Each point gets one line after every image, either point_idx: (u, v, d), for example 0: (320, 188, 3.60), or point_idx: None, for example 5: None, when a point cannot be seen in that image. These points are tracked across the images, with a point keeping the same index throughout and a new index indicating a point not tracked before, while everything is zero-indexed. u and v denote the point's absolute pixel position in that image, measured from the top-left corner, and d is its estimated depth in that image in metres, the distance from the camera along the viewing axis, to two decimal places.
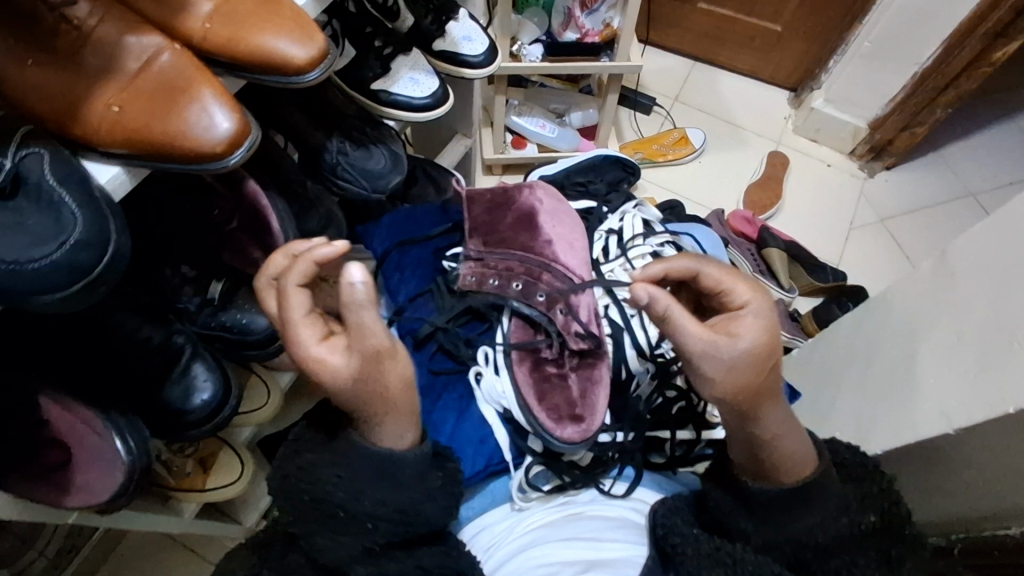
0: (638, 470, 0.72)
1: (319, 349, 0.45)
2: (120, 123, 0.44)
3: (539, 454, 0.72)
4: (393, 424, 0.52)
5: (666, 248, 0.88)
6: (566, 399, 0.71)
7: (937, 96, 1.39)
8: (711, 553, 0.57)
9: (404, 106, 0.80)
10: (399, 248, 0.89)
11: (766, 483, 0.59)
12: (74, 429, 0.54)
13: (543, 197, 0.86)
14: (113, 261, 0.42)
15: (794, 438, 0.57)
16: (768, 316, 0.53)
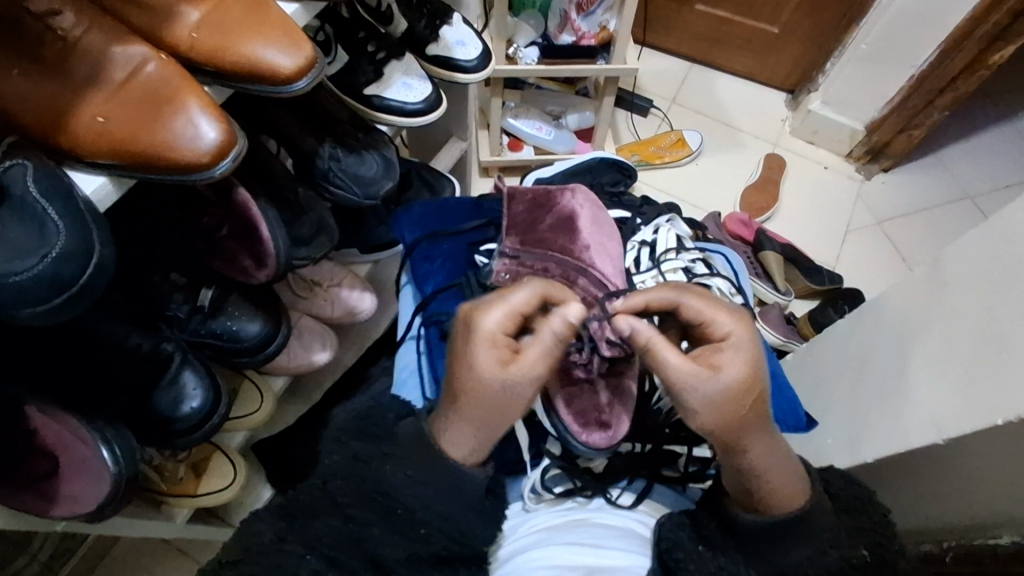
0: (647, 482, 0.72)
1: (498, 372, 0.54)
2: (107, 133, 0.44)
3: (558, 457, 0.71)
4: (471, 437, 0.57)
5: (698, 264, 0.87)
6: (594, 405, 0.69)
7: (934, 99, 1.39)
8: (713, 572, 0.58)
9: (396, 111, 0.80)
10: (430, 239, 0.88)
11: (758, 515, 0.60)
12: (62, 438, 0.53)
13: (584, 202, 0.86)
14: (97, 273, 0.42)
15: (781, 472, 0.58)
16: (749, 348, 0.58)
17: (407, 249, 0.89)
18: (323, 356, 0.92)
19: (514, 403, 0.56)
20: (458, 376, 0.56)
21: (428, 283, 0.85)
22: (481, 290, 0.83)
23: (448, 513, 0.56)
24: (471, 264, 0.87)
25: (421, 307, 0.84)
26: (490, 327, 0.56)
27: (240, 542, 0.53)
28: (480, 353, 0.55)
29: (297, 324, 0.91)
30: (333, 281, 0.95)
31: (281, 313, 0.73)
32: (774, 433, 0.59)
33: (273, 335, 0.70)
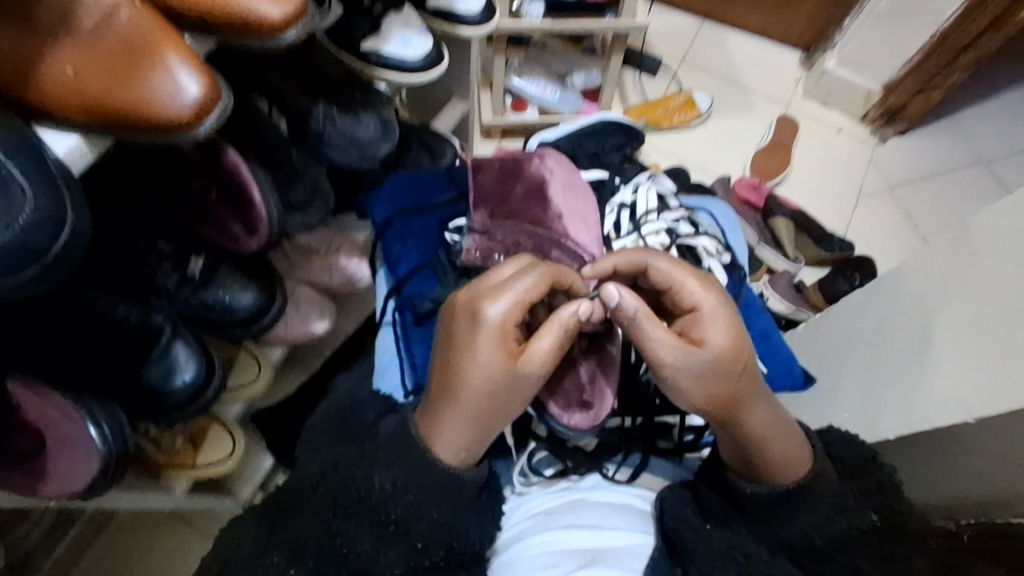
0: (644, 456, 0.69)
1: (503, 365, 0.54)
2: (77, 89, 0.40)
3: (544, 440, 0.68)
4: (467, 433, 0.56)
5: (681, 224, 0.84)
6: (575, 383, 0.64)
7: (956, 58, 1.33)
8: (724, 552, 0.56)
9: (395, 69, 0.75)
10: (402, 217, 0.82)
11: (760, 486, 0.58)
12: (46, 415, 0.50)
13: (554, 166, 0.83)
14: (71, 243, 0.39)
15: (783, 440, 0.56)
16: (728, 315, 0.56)
17: (379, 228, 0.83)
18: (321, 325, 0.88)
19: (515, 396, 0.55)
20: (457, 368, 0.55)
21: (402, 264, 0.81)
22: (454, 270, 0.81)
23: (438, 519, 0.56)
24: (443, 243, 0.83)
25: (396, 288, 0.80)
26: (495, 318, 0.55)
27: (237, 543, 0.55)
28: (486, 348, 0.54)
29: (294, 294, 0.88)
30: (331, 248, 0.91)
31: (275, 282, 0.69)
32: (769, 399, 0.57)
33: (266, 307, 0.67)
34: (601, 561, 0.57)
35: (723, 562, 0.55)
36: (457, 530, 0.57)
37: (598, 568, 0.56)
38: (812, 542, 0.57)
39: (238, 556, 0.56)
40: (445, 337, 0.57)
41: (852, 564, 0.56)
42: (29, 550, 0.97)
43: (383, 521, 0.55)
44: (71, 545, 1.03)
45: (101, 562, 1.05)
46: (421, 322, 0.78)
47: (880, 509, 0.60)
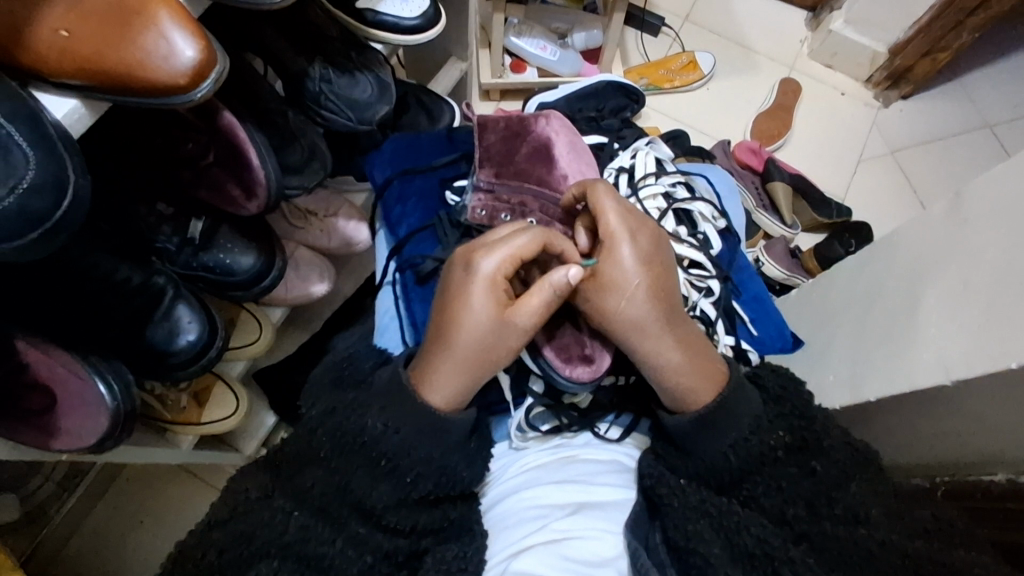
0: (635, 416, 0.71)
1: (489, 313, 0.58)
2: (71, 49, 0.40)
3: (541, 395, 0.69)
4: (458, 381, 0.59)
5: (679, 188, 0.82)
6: (576, 338, 0.66)
7: (964, 19, 1.29)
8: (697, 506, 0.59)
9: (391, 28, 0.72)
10: (401, 177, 0.86)
11: (680, 416, 0.62)
12: (55, 372, 0.52)
13: (560, 127, 0.83)
14: (73, 206, 0.40)
15: (688, 372, 0.60)
16: (640, 253, 0.61)
17: (379, 189, 0.86)
18: (321, 288, 0.90)
19: (503, 348, 0.59)
20: (453, 317, 0.59)
21: (401, 226, 0.83)
22: (454, 231, 0.81)
23: (427, 456, 0.59)
24: (443, 204, 0.85)
25: (396, 249, 0.82)
26: (489, 271, 0.59)
27: (227, 504, 0.59)
28: (478, 299, 0.58)
29: (293, 256, 0.90)
30: (329, 211, 0.92)
31: (275, 246, 0.70)
32: (678, 335, 0.60)
33: (267, 270, 0.68)
34: (589, 510, 0.61)
35: (696, 514, 0.58)
36: (444, 468, 0.60)
37: (585, 516, 0.60)
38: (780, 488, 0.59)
39: (244, 497, 0.60)
40: (444, 288, 0.62)
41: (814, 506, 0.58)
42: (43, 500, 1.00)
43: (374, 459, 0.59)
44: (81, 497, 1.06)
45: (111, 510, 1.09)
46: (423, 282, 0.78)
47: (787, 428, 0.62)
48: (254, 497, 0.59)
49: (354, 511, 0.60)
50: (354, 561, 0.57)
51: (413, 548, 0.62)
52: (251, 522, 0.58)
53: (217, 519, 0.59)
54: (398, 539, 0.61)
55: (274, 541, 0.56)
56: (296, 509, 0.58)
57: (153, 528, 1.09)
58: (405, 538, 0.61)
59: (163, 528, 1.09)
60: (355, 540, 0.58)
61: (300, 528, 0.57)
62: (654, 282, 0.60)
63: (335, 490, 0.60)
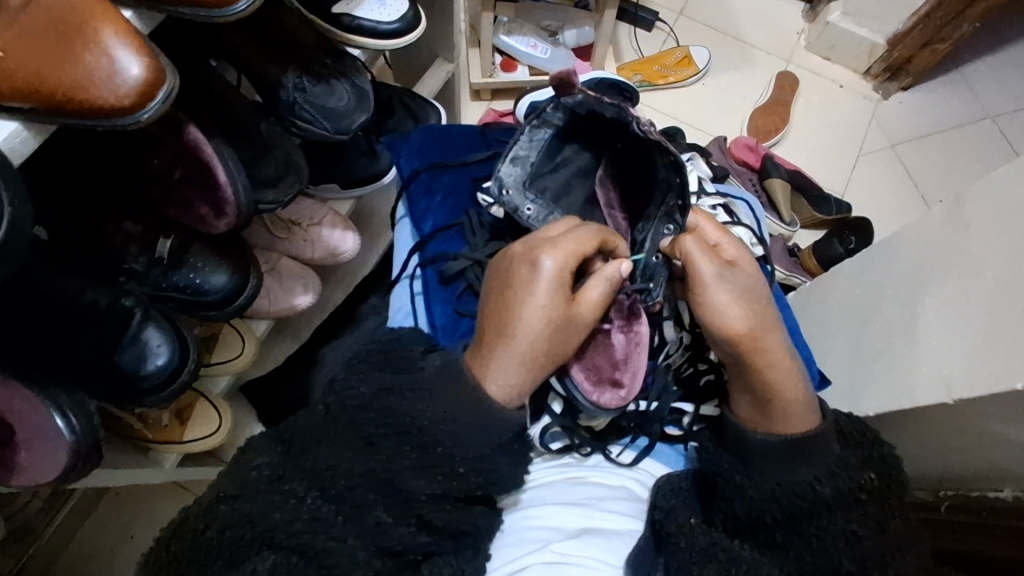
0: (651, 441, 0.68)
1: (549, 306, 0.57)
2: (7, 71, 0.38)
3: (559, 416, 0.68)
4: (521, 376, 0.58)
5: (719, 211, 0.80)
6: (608, 360, 0.65)
7: (965, 10, 1.27)
8: (704, 548, 0.53)
9: (369, 32, 0.70)
10: (431, 170, 0.83)
11: (768, 434, 0.58)
12: (12, 406, 0.50)
13: None
14: (12, 237, 0.37)
15: (797, 381, 0.57)
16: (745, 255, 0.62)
17: (406, 179, 0.83)
18: (304, 299, 0.88)
19: (563, 344, 0.59)
20: (511, 312, 0.58)
21: (426, 221, 0.80)
22: (482, 232, 0.78)
23: (482, 451, 0.55)
24: (473, 202, 0.82)
25: (419, 246, 0.79)
26: (552, 268, 0.58)
27: (239, 478, 0.53)
28: (541, 295, 0.57)
29: (275, 266, 0.87)
30: (313, 221, 0.90)
31: (250, 263, 0.68)
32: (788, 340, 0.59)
33: (240, 289, 0.65)
34: (591, 535, 0.58)
35: (702, 559, 0.53)
36: (494, 466, 0.56)
37: (586, 541, 0.57)
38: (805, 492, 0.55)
39: (253, 475, 0.53)
40: (499, 282, 0.61)
41: (846, 528, 0.53)
42: (30, 517, 0.98)
43: (428, 447, 0.54)
44: (70, 514, 1.04)
45: (102, 526, 1.08)
46: (447, 284, 0.76)
47: (879, 471, 0.56)
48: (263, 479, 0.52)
49: (381, 497, 0.52)
50: (362, 552, 0.50)
51: (428, 548, 0.53)
52: (257, 503, 0.50)
53: (226, 493, 0.52)
54: (421, 536, 0.53)
55: (283, 528, 0.49)
56: (308, 494, 0.51)
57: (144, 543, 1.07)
58: (427, 536, 0.53)
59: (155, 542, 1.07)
60: (374, 531, 0.51)
61: (311, 518, 0.50)
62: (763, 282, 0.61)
63: (364, 473, 0.52)
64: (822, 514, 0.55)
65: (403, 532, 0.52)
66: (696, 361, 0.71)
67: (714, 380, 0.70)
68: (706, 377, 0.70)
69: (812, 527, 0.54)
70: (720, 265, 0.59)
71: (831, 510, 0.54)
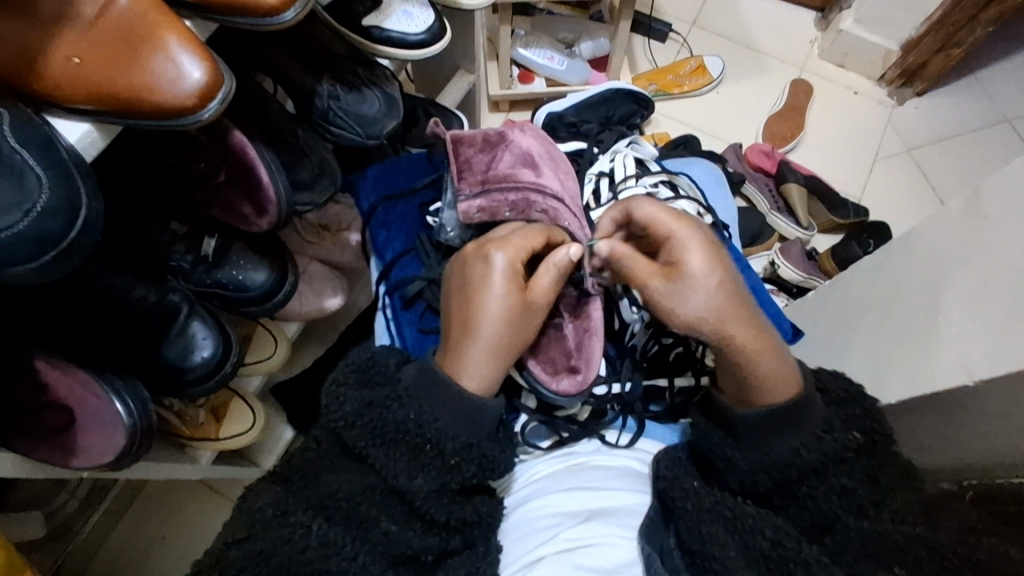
0: (639, 421, 0.71)
1: (505, 299, 0.59)
2: (82, 77, 0.41)
3: (535, 411, 0.71)
4: (494, 364, 0.58)
5: (661, 188, 0.84)
6: (562, 351, 0.69)
7: (978, 14, 1.28)
8: (711, 508, 0.57)
9: (397, 43, 0.74)
10: (385, 203, 0.86)
11: (752, 410, 0.58)
12: (74, 392, 0.54)
13: (531, 137, 0.83)
14: (86, 228, 0.41)
15: (771, 359, 0.57)
16: (697, 239, 0.60)
17: (365, 216, 0.87)
18: (335, 301, 0.91)
19: (526, 332, 0.60)
20: (472, 308, 0.59)
21: (388, 250, 0.83)
22: (437, 252, 0.82)
23: (468, 440, 0.56)
24: (425, 226, 0.85)
25: (383, 274, 0.82)
26: (503, 261, 0.61)
27: (247, 523, 0.54)
28: (494, 289, 0.59)
29: (306, 270, 0.90)
30: (342, 226, 0.94)
31: (287, 261, 0.71)
32: (761, 322, 0.59)
33: (278, 286, 0.69)
34: (601, 517, 0.60)
35: (710, 517, 0.56)
36: (483, 452, 0.57)
37: (597, 522, 0.59)
38: (799, 460, 0.57)
39: (259, 516, 0.54)
40: (455, 285, 0.62)
41: (839, 484, 0.56)
42: (69, 516, 1.01)
43: (418, 444, 0.56)
44: (105, 515, 1.07)
45: (135, 527, 1.10)
46: (409, 305, 0.79)
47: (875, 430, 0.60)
48: (271, 515, 0.54)
49: (383, 508, 0.55)
50: (374, 565, 0.53)
51: (442, 547, 0.56)
52: (268, 542, 0.52)
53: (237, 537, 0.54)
54: (428, 537, 0.56)
55: (293, 559, 0.51)
56: (314, 524, 0.53)
57: (175, 543, 1.10)
58: (437, 535, 0.56)
59: (186, 542, 1.10)
60: (383, 542, 0.54)
61: (321, 544, 0.52)
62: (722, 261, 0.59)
63: (363, 489, 0.55)
64: (810, 478, 0.57)
65: (411, 537, 0.55)
66: (660, 336, 0.75)
67: (683, 352, 0.76)
68: (676, 350, 0.76)
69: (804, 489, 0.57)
70: (660, 275, 0.59)
71: (818, 472, 0.57)
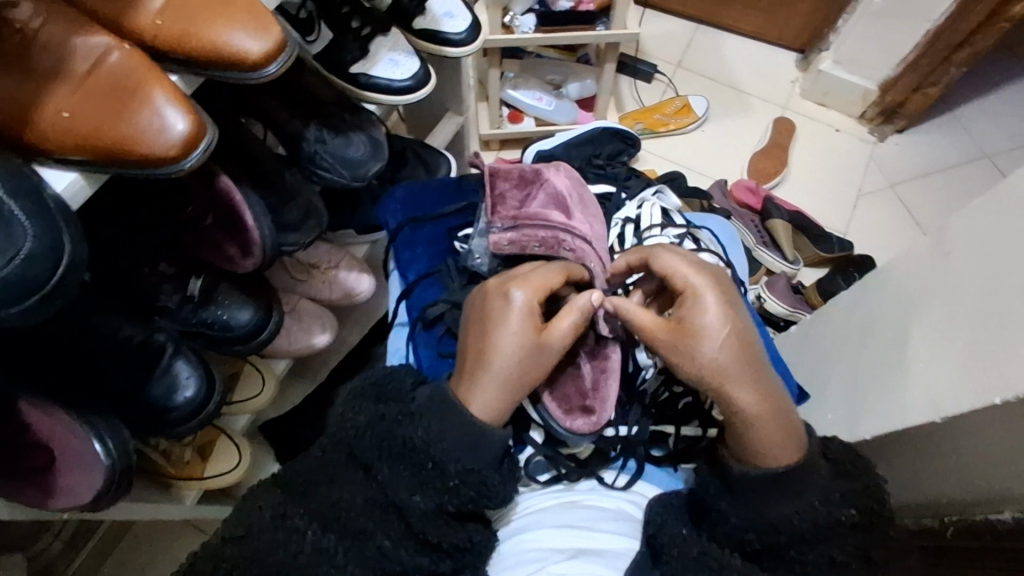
0: (640, 464, 0.70)
1: (524, 335, 0.58)
2: (71, 130, 0.43)
3: (542, 446, 0.70)
4: (501, 400, 0.58)
5: (685, 240, 0.83)
6: (578, 389, 0.69)
7: (951, 55, 1.33)
8: (697, 558, 0.58)
9: (384, 89, 0.77)
10: (411, 224, 0.87)
11: (752, 468, 0.57)
12: (55, 433, 0.55)
13: (567, 179, 0.82)
14: (69, 272, 0.42)
15: (773, 422, 0.56)
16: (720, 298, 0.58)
17: (391, 234, 0.88)
18: (323, 339, 0.92)
19: (541, 372, 0.59)
20: (491, 339, 0.58)
21: (411, 270, 0.85)
22: (460, 276, 0.83)
23: (471, 466, 0.56)
24: (453, 250, 0.86)
25: (404, 294, 0.84)
26: (522, 299, 0.60)
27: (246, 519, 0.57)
28: (514, 325, 0.58)
29: (296, 308, 0.92)
30: (330, 263, 0.94)
31: (272, 300, 0.73)
32: (770, 382, 0.57)
33: (263, 324, 0.71)
34: (586, 556, 0.60)
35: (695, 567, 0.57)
36: (485, 479, 0.57)
37: (581, 561, 0.59)
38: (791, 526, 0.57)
39: (256, 517, 0.56)
40: (476, 316, 0.62)
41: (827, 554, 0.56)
42: (51, 558, 1.00)
43: (422, 463, 0.56)
44: (90, 556, 1.06)
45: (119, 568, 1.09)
46: (428, 327, 0.79)
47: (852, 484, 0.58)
48: (268, 517, 0.56)
49: (381, 522, 0.57)
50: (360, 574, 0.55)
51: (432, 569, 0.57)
52: (263, 544, 0.54)
53: (232, 534, 0.56)
54: (419, 557, 0.57)
55: (287, 562, 0.53)
56: (310, 528, 0.55)
57: None
58: (429, 556, 0.57)
59: None
60: (376, 556, 0.56)
61: (314, 549, 0.54)
62: (742, 328, 0.57)
63: (365, 501, 0.57)
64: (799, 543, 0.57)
65: (403, 554, 0.56)
66: (671, 384, 0.74)
67: (692, 402, 0.73)
68: (685, 400, 0.73)
69: (792, 555, 0.57)
70: (670, 331, 0.58)
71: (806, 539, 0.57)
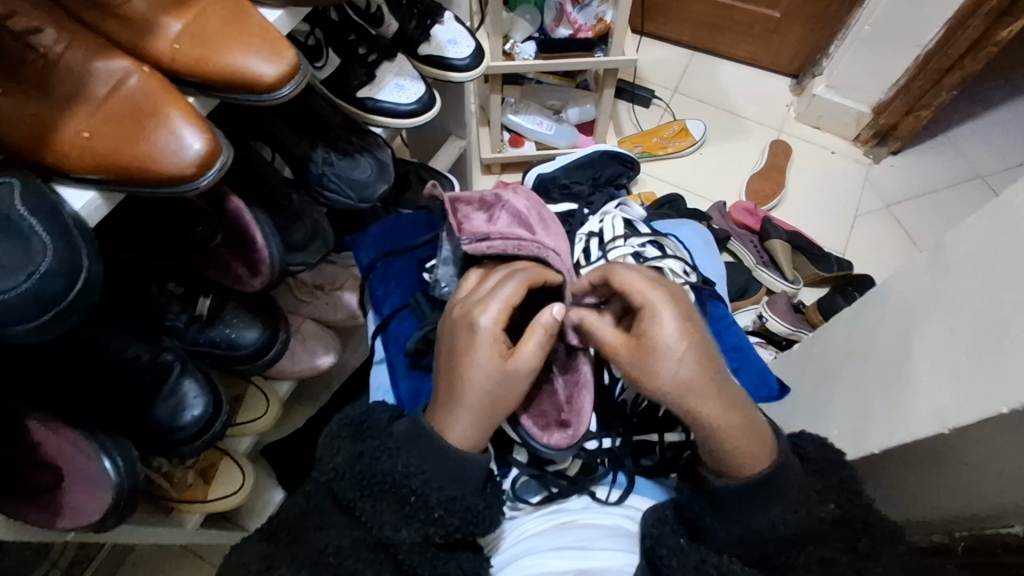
0: (629, 477, 0.70)
1: (490, 363, 0.57)
2: (90, 150, 0.44)
3: (527, 465, 0.71)
4: (478, 427, 0.57)
5: (648, 247, 0.83)
6: (554, 405, 0.69)
7: (942, 78, 1.36)
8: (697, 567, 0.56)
9: (391, 113, 0.79)
10: (385, 258, 0.88)
11: (730, 480, 0.57)
12: (63, 451, 0.55)
13: (524, 201, 0.83)
14: (86, 288, 0.43)
15: (739, 434, 0.55)
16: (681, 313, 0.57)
17: (365, 269, 0.89)
18: (326, 359, 0.92)
19: (510, 398, 0.58)
20: (459, 370, 0.58)
21: (386, 304, 0.85)
22: (432, 305, 0.83)
23: (454, 494, 0.56)
24: (422, 282, 0.86)
25: (381, 327, 0.83)
26: (489, 325, 0.59)
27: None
28: (477, 352, 0.58)
29: (299, 329, 0.92)
30: (335, 285, 0.96)
31: (278, 319, 0.74)
32: (733, 396, 0.56)
33: (269, 344, 0.71)
34: None
35: None
36: (468, 505, 0.57)
37: None
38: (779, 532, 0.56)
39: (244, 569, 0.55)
40: (445, 347, 0.61)
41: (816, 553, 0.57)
42: None
43: (403, 495, 0.56)
44: None
45: None
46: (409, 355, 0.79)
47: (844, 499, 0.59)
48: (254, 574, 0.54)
49: (369, 563, 0.56)
50: None
51: None
52: None
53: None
54: None
55: None
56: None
57: None
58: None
59: None
60: None
61: None
62: (702, 342, 0.56)
63: (352, 543, 0.57)
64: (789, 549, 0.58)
65: None
66: None
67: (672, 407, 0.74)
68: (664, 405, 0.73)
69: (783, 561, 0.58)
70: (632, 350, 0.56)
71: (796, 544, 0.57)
